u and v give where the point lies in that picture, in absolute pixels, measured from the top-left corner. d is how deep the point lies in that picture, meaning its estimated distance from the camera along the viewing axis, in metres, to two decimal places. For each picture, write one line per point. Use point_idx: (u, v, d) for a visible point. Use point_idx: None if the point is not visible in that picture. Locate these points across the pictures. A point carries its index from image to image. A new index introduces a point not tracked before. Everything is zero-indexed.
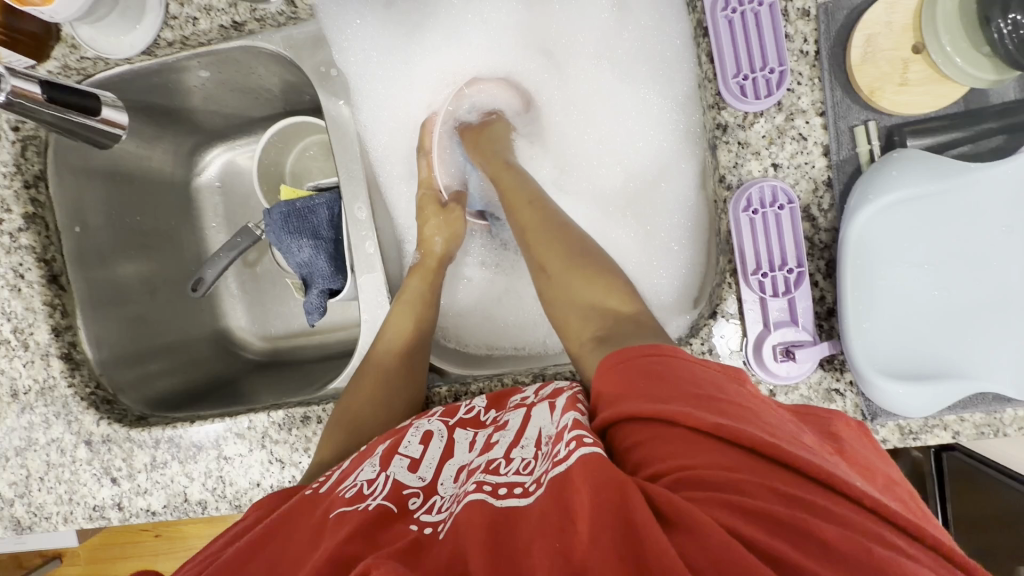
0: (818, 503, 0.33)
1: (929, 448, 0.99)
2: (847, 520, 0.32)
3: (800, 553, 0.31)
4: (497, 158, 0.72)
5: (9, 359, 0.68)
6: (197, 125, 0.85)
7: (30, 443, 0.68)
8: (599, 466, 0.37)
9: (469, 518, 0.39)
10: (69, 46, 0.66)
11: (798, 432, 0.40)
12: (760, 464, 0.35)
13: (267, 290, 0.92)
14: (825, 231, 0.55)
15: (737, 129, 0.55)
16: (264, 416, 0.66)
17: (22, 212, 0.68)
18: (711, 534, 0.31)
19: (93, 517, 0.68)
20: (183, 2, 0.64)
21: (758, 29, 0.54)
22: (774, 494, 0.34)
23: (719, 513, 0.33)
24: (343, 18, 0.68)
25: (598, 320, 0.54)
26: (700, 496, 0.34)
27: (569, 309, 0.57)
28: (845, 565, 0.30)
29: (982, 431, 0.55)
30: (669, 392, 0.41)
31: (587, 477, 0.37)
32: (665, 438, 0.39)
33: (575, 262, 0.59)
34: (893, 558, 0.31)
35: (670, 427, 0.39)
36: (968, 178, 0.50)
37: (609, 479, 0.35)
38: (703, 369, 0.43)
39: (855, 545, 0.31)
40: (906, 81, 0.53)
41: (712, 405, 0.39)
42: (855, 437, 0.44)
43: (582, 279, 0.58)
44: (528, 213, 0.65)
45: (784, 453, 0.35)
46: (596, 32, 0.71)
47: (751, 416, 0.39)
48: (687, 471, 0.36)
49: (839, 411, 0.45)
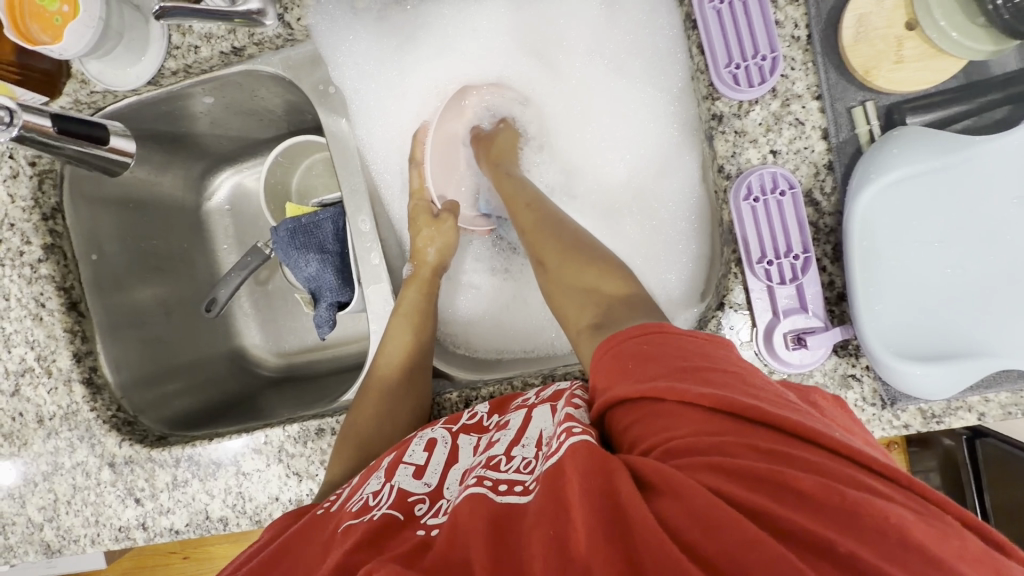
0: (799, 457, 0.33)
1: (960, 435, 0.97)
2: (828, 470, 0.32)
3: (780, 504, 0.31)
4: (500, 167, 0.73)
5: (34, 387, 0.70)
6: (204, 151, 0.88)
7: (56, 468, 0.70)
8: (590, 452, 0.37)
9: (469, 508, 0.39)
10: (79, 81, 0.68)
11: (786, 393, 0.40)
12: (743, 427, 0.35)
13: (280, 307, 0.94)
14: (830, 215, 0.54)
15: (733, 118, 0.55)
16: (279, 430, 0.67)
17: (41, 242, 0.70)
18: (695, 496, 0.32)
19: (119, 538, 0.70)
20: (185, 32, 0.66)
21: (746, 17, 0.54)
22: (755, 452, 0.34)
23: (703, 475, 0.33)
24: (338, 37, 0.69)
25: (595, 305, 0.53)
26: (687, 463, 0.34)
27: (566, 299, 0.56)
28: (823, 510, 0.31)
29: (1010, 411, 0.53)
30: (656, 367, 0.40)
31: (579, 462, 0.37)
32: (655, 414, 0.39)
33: (571, 254, 0.59)
34: (871, 499, 0.31)
35: (658, 403, 0.39)
36: (973, 151, 0.49)
37: (600, 465, 0.36)
38: (692, 341, 0.42)
39: (832, 490, 0.31)
40: (901, 58, 0.52)
41: (702, 375, 0.39)
42: (837, 411, 0.42)
43: (578, 268, 0.57)
44: (527, 216, 0.66)
45: (764, 414, 0.35)
46: (587, 30, 0.71)
47: (737, 383, 0.38)
48: (674, 442, 0.36)
49: (820, 386, 0.44)
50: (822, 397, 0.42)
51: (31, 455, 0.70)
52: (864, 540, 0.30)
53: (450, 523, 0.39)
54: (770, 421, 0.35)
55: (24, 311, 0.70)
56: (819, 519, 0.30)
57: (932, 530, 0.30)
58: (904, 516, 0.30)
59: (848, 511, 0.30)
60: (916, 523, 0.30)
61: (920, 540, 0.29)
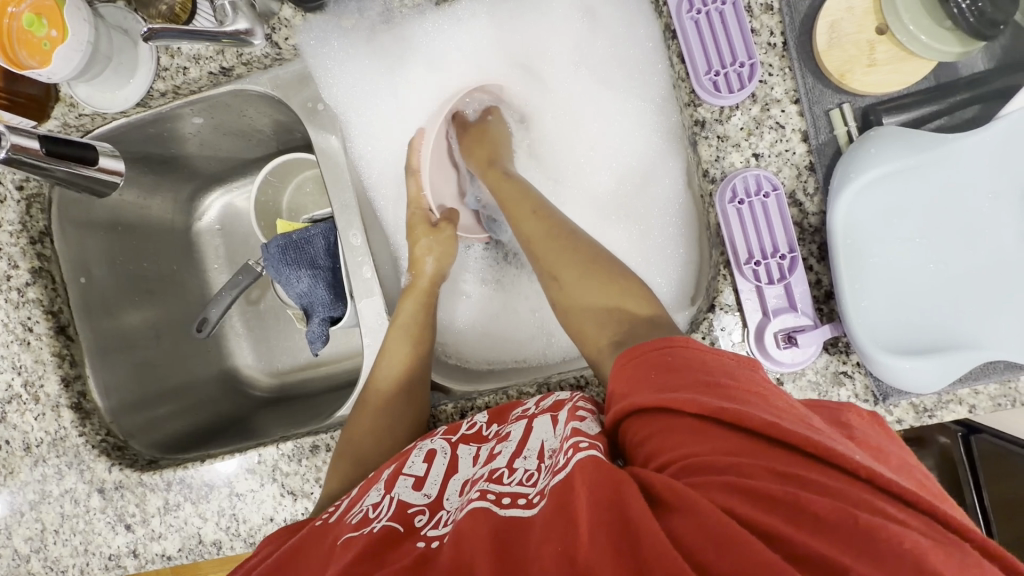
0: (816, 480, 0.33)
1: (955, 433, 0.99)
2: (844, 494, 0.32)
3: (794, 528, 0.31)
4: (496, 167, 0.73)
5: (21, 414, 0.69)
6: (193, 172, 0.88)
7: (43, 496, 0.68)
8: (597, 467, 0.38)
9: (473, 524, 0.39)
10: (67, 105, 0.68)
11: (807, 414, 0.39)
12: (760, 446, 0.35)
13: (272, 326, 0.93)
14: (814, 215, 0.55)
15: (715, 123, 0.56)
16: (273, 449, 0.66)
17: (28, 266, 0.70)
18: (708, 513, 0.32)
19: (108, 567, 0.68)
20: (173, 54, 0.67)
21: (723, 28, 0.56)
22: (773, 474, 0.34)
23: (718, 496, 0.33)
24: (326, 55, 0.70)
25: (616, 323, 0.54)
26: (702, 482, 0.35)
27: (583, 316, 0.56)
28: (836, 534, 0.31)
29: (999, 403, 0.54)
30: (678, 381, 0.40)
31: (588, 478, 0.37)
32: (671, 428, 0.39)
33: (589, 269, 0.58)
34: (891, 526, 0.31)
35: (675, 417, 0.39)
36: (946, 148, 0.50)
37: (608, 476, 0.36)
38: (715, 359, 0.42)
39: (848, 513, 0.31)
40: (873, 61, 0.54)
41: (722, 392, 0.39)
42: (869, 428, 0.42)
43: (596, 284, 0.57)
44: (534, 224, 0.64)
45: (784, 432, 0.35)
46: (571, 41, 0.72)
47: (757, 401, 0.38)
48: (690, 459, 0.36)
49: (849, 402, 0.44)
50: (841, 416, 0.42)
51: (17, 484, 0.69)
52: (880, 566, 0.29)
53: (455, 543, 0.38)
54: (789, 440, 0.35)
55: (10, 336, 0.69)
56: (833, 542, 0.30)
57: (953, 561, 0.30)
58: (922, 544, 0.30)
59: (864, 535, 0.30)
60: (936, 550, 0.30)
61: (937, 566, 0.29)
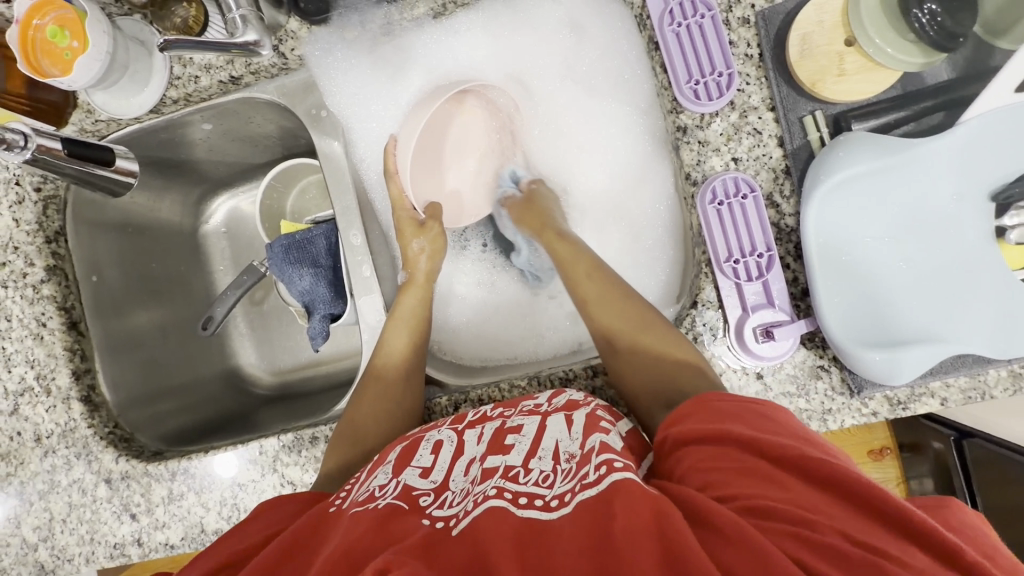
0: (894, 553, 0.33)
1: (949, 438, 0.99)
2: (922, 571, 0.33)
3: None
4: (549, 228, 0.73)
5: (33, 406, 0.72)
6: (201, 176, 0.91)
7: (52, 486, 0.71)
8: (637, 493, 0.39)
9: (490, 523, 0.41)
10: (85, 111, 0.73)
11: None
12: (837, 505, 0.36)
13: (275, 327, 0.96)
14: (790, 216, 0.58)
15: (696, 129, 0.60)
16: (275, 441, 0.68)
17: (44, 264, 0.73)
18: (770, 556, 0.33)
19: (114, 556, 0.70)
20: (186, 63, 0.71)
21: (703, 39, 0.59)
22: (846, 536, 0.34)
23: (785, 544, 0.34)
24: (330, 64, 0.74)
25: (662, 377, 0.54)
26: (768, 526, 0.35)
27: (629, 369, 0.56)
28: None
29: (969, 396, 0.56)
30: (760, 426, 0.41)
31: (629, 500, 0.39)
32: (742, 468, 0.39)
33: (629, 319, 0.59)
34: None
35: (752, 459, 0.40)
36: (914, 152, 0.53)
37: (651, 499, 0.38)
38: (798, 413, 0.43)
39: None
40: (843, 72, 0.57)
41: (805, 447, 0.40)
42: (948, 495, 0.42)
43: (637, 335, 0.57)
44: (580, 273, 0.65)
45: (866, 497, 0.36)
46: (562, 52, 0.76)
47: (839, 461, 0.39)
48: (757, 502, 0.37)
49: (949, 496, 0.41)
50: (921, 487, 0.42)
51: (27, 474, 0.72)
52: None
53: (473, 534, 0.42)
54: (870, 504, 0.35)
55: (25, 331, 0.72)
56: None
57: None
58: None
59: None
60: None
61: None
